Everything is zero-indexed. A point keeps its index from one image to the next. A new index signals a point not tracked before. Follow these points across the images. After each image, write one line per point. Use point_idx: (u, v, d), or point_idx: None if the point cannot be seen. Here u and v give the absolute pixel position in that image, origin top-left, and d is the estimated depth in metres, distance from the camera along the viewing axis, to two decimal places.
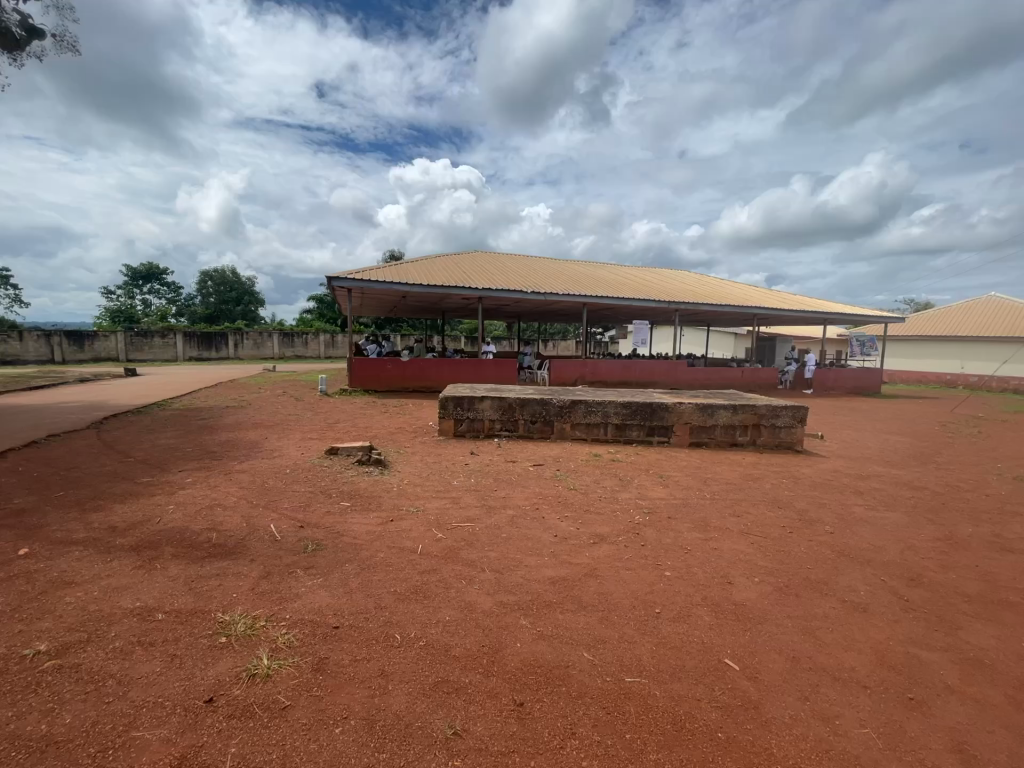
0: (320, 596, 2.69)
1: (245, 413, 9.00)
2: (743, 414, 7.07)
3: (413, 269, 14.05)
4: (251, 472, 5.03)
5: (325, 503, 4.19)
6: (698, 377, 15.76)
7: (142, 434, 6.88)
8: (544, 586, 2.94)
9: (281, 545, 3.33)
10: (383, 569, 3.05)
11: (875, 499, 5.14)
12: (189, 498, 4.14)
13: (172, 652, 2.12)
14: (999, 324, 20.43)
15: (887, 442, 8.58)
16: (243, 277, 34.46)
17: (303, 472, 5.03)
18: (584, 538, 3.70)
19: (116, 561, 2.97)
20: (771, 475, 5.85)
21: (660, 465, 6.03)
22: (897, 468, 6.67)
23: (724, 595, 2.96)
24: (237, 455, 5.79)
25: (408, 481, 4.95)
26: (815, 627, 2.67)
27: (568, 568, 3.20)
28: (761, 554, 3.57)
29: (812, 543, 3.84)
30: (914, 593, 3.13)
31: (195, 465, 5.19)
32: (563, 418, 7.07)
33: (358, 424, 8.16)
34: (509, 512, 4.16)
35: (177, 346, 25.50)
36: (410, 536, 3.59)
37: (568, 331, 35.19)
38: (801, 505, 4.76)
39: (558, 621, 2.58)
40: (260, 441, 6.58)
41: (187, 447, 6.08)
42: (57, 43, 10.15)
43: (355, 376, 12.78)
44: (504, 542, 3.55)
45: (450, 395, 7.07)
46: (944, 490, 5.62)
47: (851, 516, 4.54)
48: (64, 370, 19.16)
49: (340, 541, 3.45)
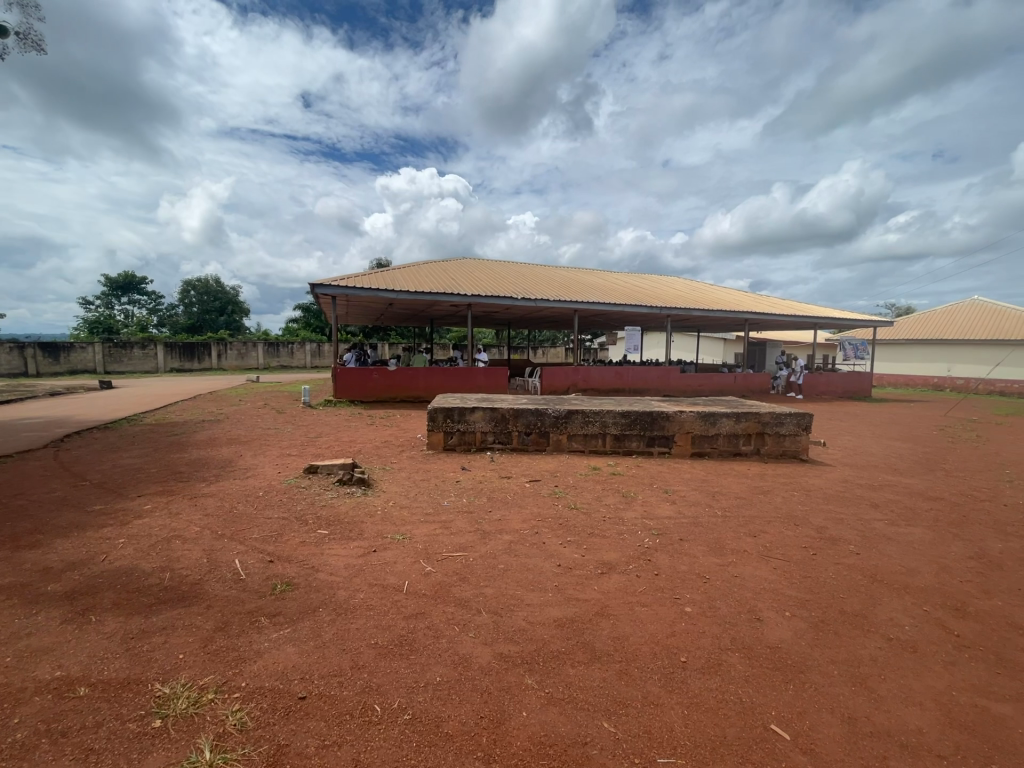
0: (286, 653, 2.26)
1: (221, 428, 8.48)
2: (746, 422, 6.77)
3: (400, 275, 13.65)
4: (219, 495, 4.54)
5: (299, 531, 3.74)
6: (691, 383, 15.53)
7: (105, 453, 6.33)
8: (550, 631, 2.54)
9: (246, 587, 2.89)
10: (363, 615, 2.62)
11: (891, 512, 4.84)
12: (144, 530, 3.65)
13: (89, 746, 1.68)
14: (985, 327, 20.66)
15: (890, 448, 8.37)
16: (227, 287, 33.75)
17: (278, 495, 4.57)
18: (590, 568, 3.30)
19: (41, 615, 2.50)
20: (781, 488, 5.53)
21: (665, 479, 5.67)
22: (907, 476, 6.39)
23: (756, 634, 2.60)
24: (205, 475, 5.29)
25: (393, 503, 4.49)
26: (863, 676, 2.32)
27: (575, 607, 2.79)
28: (788, 582, 3.21)
29: (839, 566, 3.49)
30: (962, 625, 2.81)
31: (157, 490, 4.67)
32: (559, 430, 6.70)
33: (341, 438, 7.70)
34: (506, 538, 3.74)
35: (158, 357, 24.82)
36: (396, 571, 3.17)
37: (557, 338, 34.95)
38: (818, 522, 4.43)
39: (570, 678, 2.19)
40: (233, 460, 6.07)
41: (151, 468, 5.56)
42: (21, 42, 9.57)
43: (340, 387, 12.28)
44: (501, 575, 3.13)
45: (439, 406, 6.64)
46: (961, 501, 5.35)
47: (873, 533, 4.21)
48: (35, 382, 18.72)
49: (316, 579, 3.01)
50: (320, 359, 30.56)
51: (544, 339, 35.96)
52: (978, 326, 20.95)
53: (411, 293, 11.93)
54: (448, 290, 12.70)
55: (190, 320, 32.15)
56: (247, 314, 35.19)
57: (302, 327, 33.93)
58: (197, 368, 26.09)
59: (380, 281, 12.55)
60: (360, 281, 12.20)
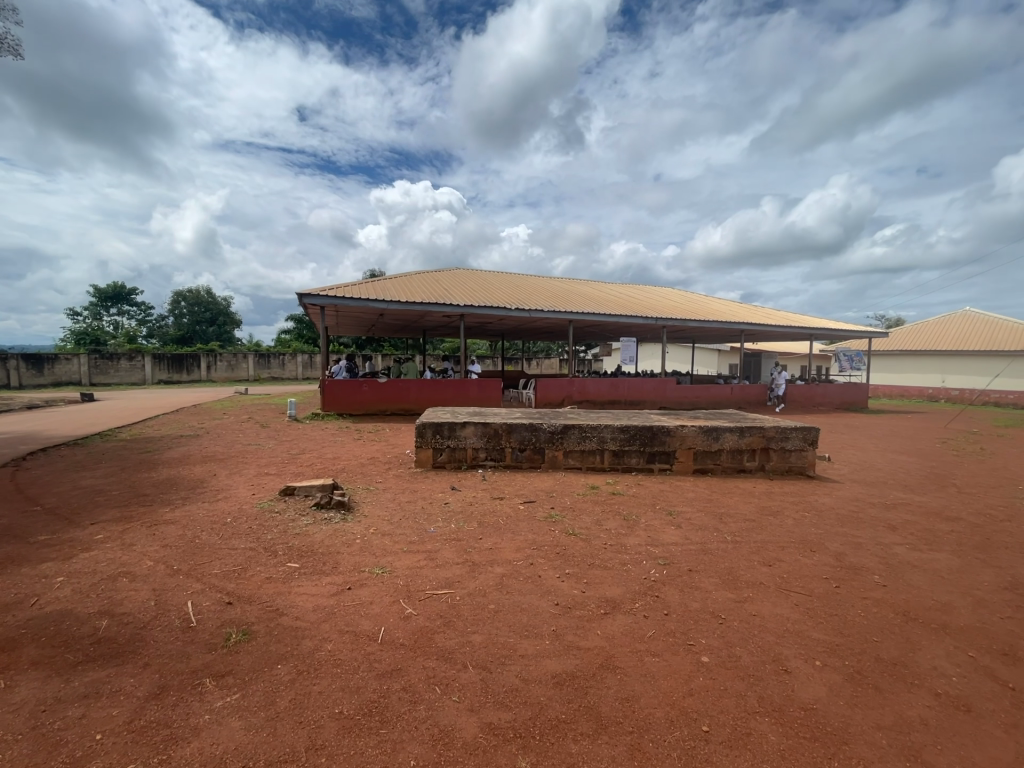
0: (227, 730, 1.87)
1: (199, 444, 8.04)
2: (751, 437, 6.45)
3: (391, 285, 13.32)
4: (180, 522, 4.11)
5: (265, 565, 3.34)
6: (687, 395, 15.28)
7: (66, 474, 5.86)
8: (548, 692, 2.16)
9: (195, 636, 2.49)
10: (329, 673, 2.23)
11: (911, 536, 4.50)
12: (88, 566, 3.24)
13: None
14: (980, 338, 20.67)
15: (897, 463, 8.10)
16: (219, 298, 33.29)
17: (248, 522, 4.15)
18: (592, 607, 2.93)
19: None
20: (790, 508, 5.19)
21: (668, 499, 5.31)
22: (919, 494, 6.10)
23: (785, 692, 2.24)
24: (171, 498, 4.85)
25: (375, 530, 4.08)
26: (916, 747, 1.96)
27: (577, 659, 2.42)
28: (814, 623, 2.85)
29: (866, 602, 3.15)
30: (1016, 676, 2.46)
31: (113, 517, 4.22)
32: (555, 446, 6.36)
33: (326, 455, 7.29)
34: (497, 572, 3.35)
35: (146, 369, 24.25)
36: (371, 614, 2.77)
37: (552, 349, 34.84)
38: (837, 548, 4.09)
39: (572, 759, 1.81)
40: (205, 480, 5.63)
41: (114, 490, 5.10)
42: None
43: (328, 400, 11.90)
44: (492, 618, 2.76)
45: (429, 421, 6.27)
46: (981, 521, 5.05)
47: (896, 561, 3.86)
48: (20, 384, 20.98)
49: (277, 625, 2.62)
50: (312, 370, 30.05)
51: (538, 350, 35.78)
52: (972, 337, 20.97)
53: (402, 304, 11.61)
54: (441, 300, 12.39)
55: (180, 330, 31.61)
56: (239, 325, 34.67)
57: (294, 338, 33.45)
58: (187, 380, 25.57)
59: (370, 291, 12.22)
60: (350, 291, 11.86)
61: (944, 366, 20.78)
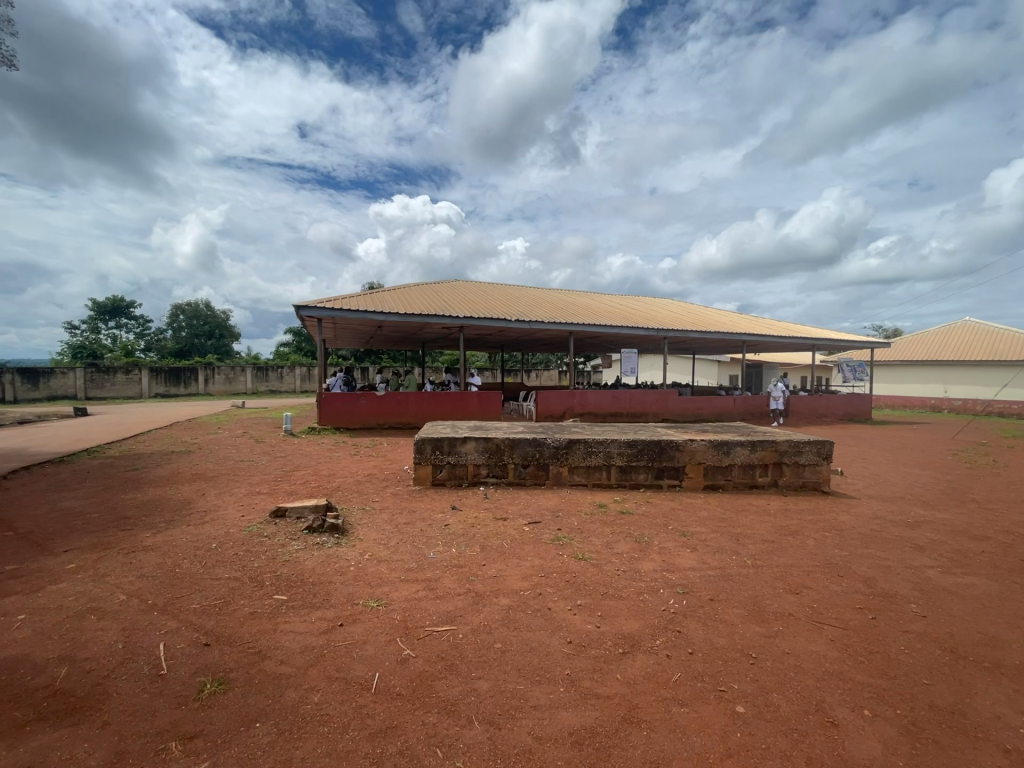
0: None
1: (190, 461, 7.75)
2: (763, 451, 6.20)
3: (390, 297, 13.13)
4: (160, 549, 3.82)
5: (250, 599, 3.05)
6: (690, 406, 15.04)
7: (47, 494, 5.57)
8: (565, 755, 1.89)
9: (164, 688, 2.20)
10: (315, 733, 1.95)
11: (941, 558, 4.21)
12: (55, 601, 2.95)
13: None
14: (981, 348, 20.59)
15: (912, 477, 7.83)
16: (218, 311, 33.18)
17: (234, 548, 3.86)
18: (608, 647, 2.64)
19: None
20: (810, 528, 4.90)
21: (680, 518, 5.04)
22: (941, 510, 5.82)
23: (835, 751, 1.97)
24: (155, 522, 4.55)
25: (370, 557, 3.79)
26: None
27: (597, 711, 2.14)
28: (855, 663, 2.58)
29: (908, 637, 2.87)
30: None
31: (91, 544, 3.92)
32: (559, 462, 6.10)
33: (321, 472, 6.99)
34: (503, 604, 3.07)
35: (143, 382, 23.98)
36: (365, 657, 2.49)
37: (552, 360, 34.68)
38: (865, 572, 3.81)
39: None
40: (192, 501, 5.33)
41: (95, 513, 4.81)
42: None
43: (324, 413, 11.61)
44: (499, 661, 2.48)
45: (428, 436, 6.01)
46: (1011, 540, 4.78)
47: (930, 586, 3.59)
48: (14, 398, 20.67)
49: (258, 671, 2.33)
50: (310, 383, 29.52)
51: (538, 362, 35.61)
52: (974, 347, 20.88)
53: (400, 315, 11.40)
54: (440, 311, 12.21)
55: (179, 344, 31.37)
56: (237, 338, 34.47)
57: (293, 351, 33.23)
58: (184, 393, 25.28)
59: (369, 303, 12.02)
60: (347, 303, 11.66)
61: (946, 376, 20.69)
